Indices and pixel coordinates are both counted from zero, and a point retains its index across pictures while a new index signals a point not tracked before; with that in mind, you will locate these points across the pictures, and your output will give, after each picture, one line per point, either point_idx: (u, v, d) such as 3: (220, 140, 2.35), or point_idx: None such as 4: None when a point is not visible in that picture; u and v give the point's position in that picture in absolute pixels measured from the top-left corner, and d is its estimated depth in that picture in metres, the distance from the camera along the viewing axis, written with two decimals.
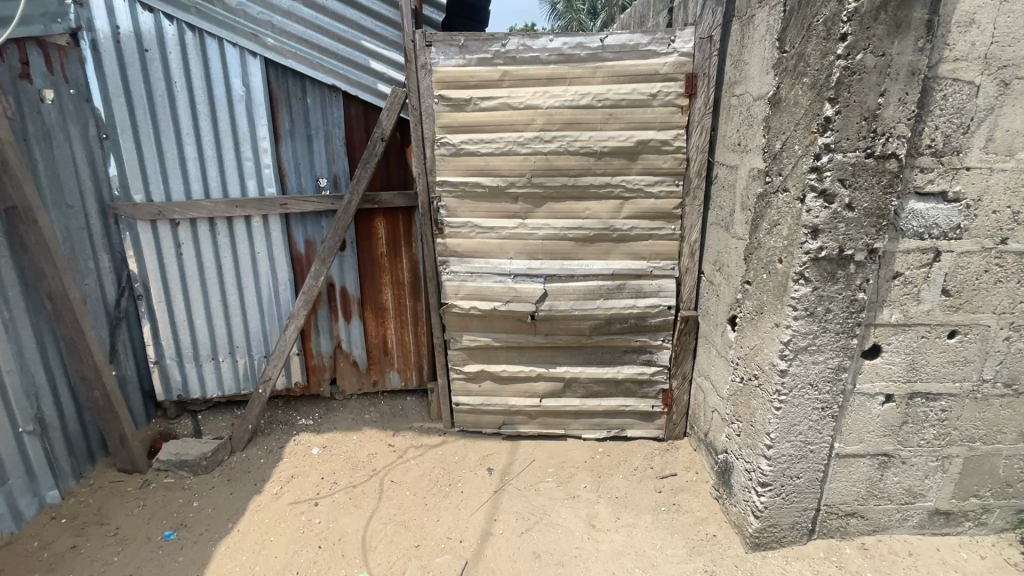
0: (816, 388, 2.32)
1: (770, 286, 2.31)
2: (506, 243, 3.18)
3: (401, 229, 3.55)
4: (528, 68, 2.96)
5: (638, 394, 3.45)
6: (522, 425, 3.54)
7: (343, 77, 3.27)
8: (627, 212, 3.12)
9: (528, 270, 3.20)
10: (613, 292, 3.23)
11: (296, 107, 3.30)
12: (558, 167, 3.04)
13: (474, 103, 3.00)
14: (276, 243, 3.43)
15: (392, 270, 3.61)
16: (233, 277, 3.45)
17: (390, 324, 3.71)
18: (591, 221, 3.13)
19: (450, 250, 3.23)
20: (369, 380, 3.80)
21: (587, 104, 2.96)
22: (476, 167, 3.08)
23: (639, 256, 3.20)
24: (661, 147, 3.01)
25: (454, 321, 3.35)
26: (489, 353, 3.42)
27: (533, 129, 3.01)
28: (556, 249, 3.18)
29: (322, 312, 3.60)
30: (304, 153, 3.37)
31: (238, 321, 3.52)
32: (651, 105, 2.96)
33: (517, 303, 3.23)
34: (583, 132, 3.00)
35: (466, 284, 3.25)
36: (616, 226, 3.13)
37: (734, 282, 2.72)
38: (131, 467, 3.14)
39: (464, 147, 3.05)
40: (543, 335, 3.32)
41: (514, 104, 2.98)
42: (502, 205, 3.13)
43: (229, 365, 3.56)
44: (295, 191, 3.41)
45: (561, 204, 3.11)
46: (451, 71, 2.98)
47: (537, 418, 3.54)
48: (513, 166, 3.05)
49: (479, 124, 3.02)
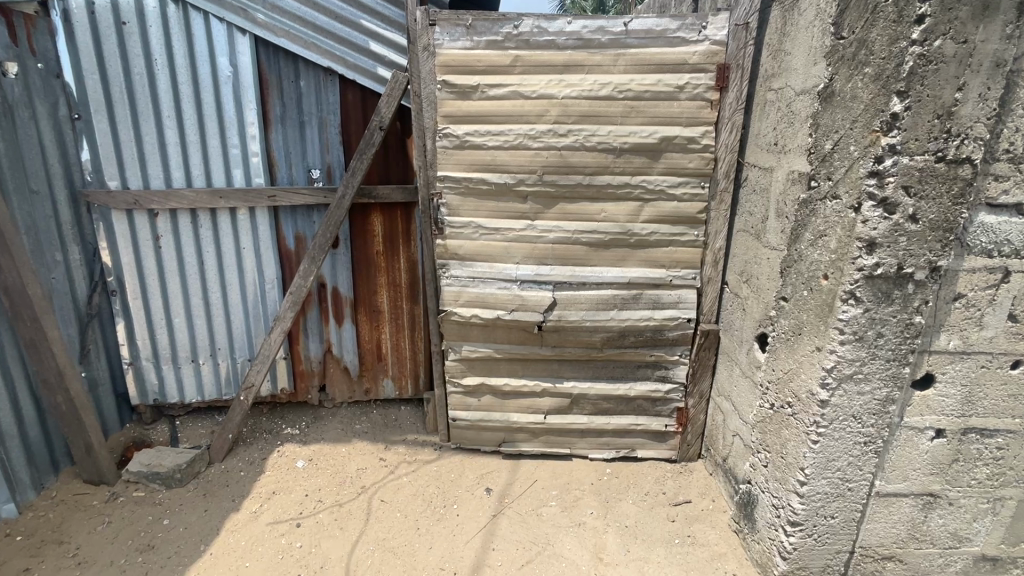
0: (860, 420, 2.06)
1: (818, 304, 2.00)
2: (512, 245, 2.95)
3: (399, 227, 3.29)
4: (543, 54, 2.70)
5: (651, 412, 3.24)
6: (524, 441, 3.33)
7: (340, 59, 2.99)
8: (646, 215, 2.85)
9: (535, 276, 2.97)
10: (628, 302, 2.98)
11: (288, 91, 3.04)
12: (572, 164, 2.79)
13: (482, 90, 2.76)
14: (264, 238, 3.17)
15: (389, 271, 3.35)
16: (216, 274, 3.18)
17: (384, 329, 3.45)
18: (607, 223, 2.87)
19: (452, 252, 3.01)
20: (360, 388, 3.53)
21: (607, 95, 2.69)
22: (482, 161, 2.84)
23: (656, 264, 2.94)
24: (687, 145, 2.72)
25: (453, 330, 3.14)
26: (490, 364, 3.21)
27: (546, 121, 2.75)
28: (568, 254, 2.94)
29: (312, 314, 3.32)
30: (296, 141, 3.10)
31: (221, 322, 3.25)
32: (678, 98, 2.67)
33: (522, 312, 3.00)
34: (601, 126, 2.73)
35: (468, 291, 3.03)
36: (634, 230, 2.86)
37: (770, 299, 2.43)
38: (97, 479, 2.88)
39: (470, 139, 2.81)
40: (550, 346, 3.10)
41: (527, 93, 2.72)
42: (510, 203, 2.89)
43: (210, 368, 3.29)
44: (285, 182, 3.15)
45: (574, 204, 2.86)
46: (457, 53, 2.73)
47: (539, 434, 3.32)
48: (523, 161, 2.81)
49: (487, 113, 2.78)
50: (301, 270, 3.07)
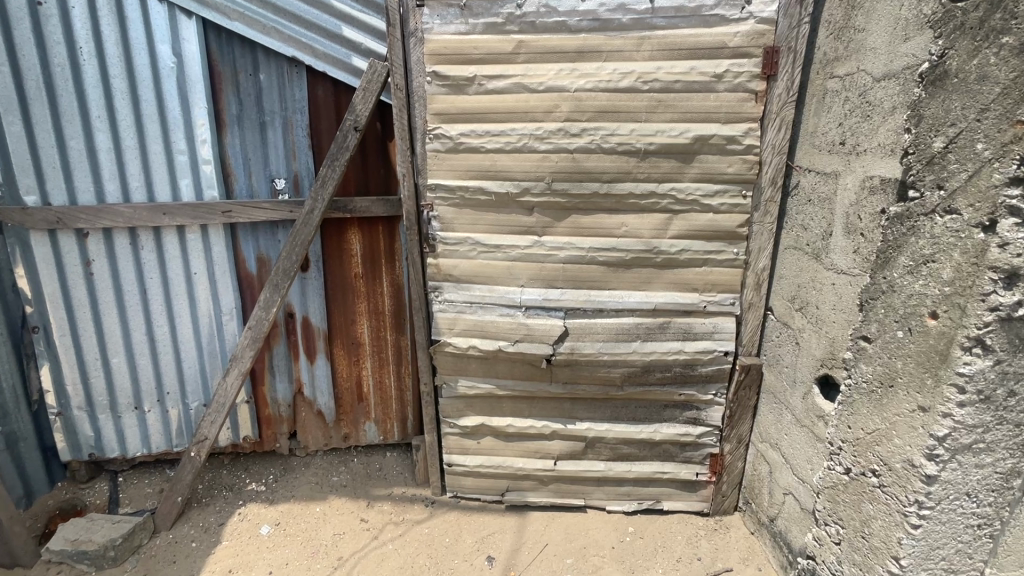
0: (975, 499, 1.59)
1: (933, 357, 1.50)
2: (517, 264, 2.48)
3: (382, 245, 2.79)
4: (552, 38, 2.23)
5: (678, 458, 2.75)
6: (533, 491, 2.84)
7: (307, 46, 2.50)
8: (676, 229, 2.38)
9: (543, 301, 2.49)
10: (654, 332, 2.50)
11: (245, 86, 2.54)
12: (587, 169, 2.32)
13: (479, 82, 2.31)
14: (220, 261, 2.66)
15: (370, 296, 2.85)
16: (162, 304, 2.67)
17: (365, 364, 2.94)
18: (629, 239, 2.40)
19: (445, 273, 2.56)
20: (338, 434, 3.02)
21: (628, 87, 2.23)
22: (481, 166, 2.39)
23: (689, 287, 2.47)
24: (725, 146, 2.25)
25: (448, 363, 2.66)
26: (491, 403, 2.73)
27: (555, 119, 2.29)
28: (582, 275, 2.46)
29: (279, 348, 2.82)
30: (256, 145, 2.60)
31: (168, 362, 2.72)
32: (715, 89, 2.20)
33: (528, 344, 2.53)
34: (622, 124, 2.26)
35: (465, 317, 2.58)
36: (660, 248, 2.39)
37: (844, 335, 1.95)
38: (10, 561, 2.34)
39: (465, 142, 2.37)
40: (560, 384, 2.62)
41: (532, 86, 2.27)
42: (514, 215, 2.44)
43: (157, 416, 2.77)
44: (244, 194, 2.65)
45: (590, 216, 2.39)
46: (449, 39, 2.28)
47: (548, 482, 2.83)
48: (528, 166, 2.35)
49: (486, 110, 2.33)
50: (260, 298, 2.56)
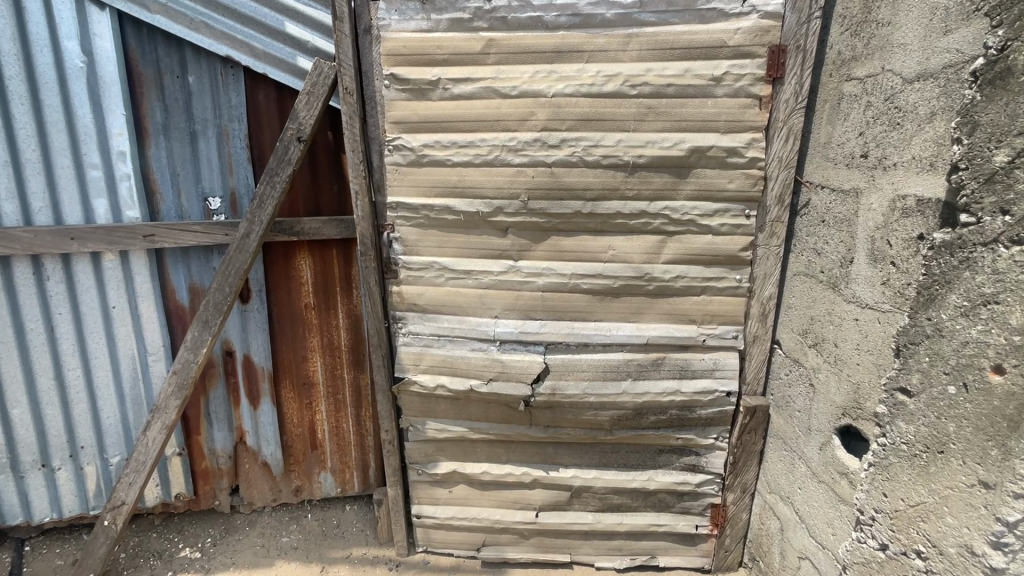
0: None
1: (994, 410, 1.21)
2: (490, 293, 2.15)
3: (336, 272, 2.45)
4: (526, 37, 1.93)
5: (675, 509, 2.42)
6: (511, 546, 2.49)
7: (243, 43, 2.16)
8: (670, 254, 2.05)
9: (520, 334, 2.15)
10: (647, 370, 2.15)
11: (171, 89, 2.18)
12: (568, 186, 2.00)
13: (443, 86, 2.00)
14: (144, 293, 2.29)
15: (323, 330, 2.50)
16: (73, 345, 2.26)
17: (319, 407, 2.57)
18: (615, 264, 2.06)
19: (409, 301, 2.23)
20: (288, 487, 2.64)
21: (615, 92, 1.91)
22: (447, 182, 2.08)
23: (685, 318, 2.13)
24: (725, 159, 1.95)
25: (414, 404, 2.31)
26: (465, 447, 2.37)
27: (531, 128, 1.97)
28: (563, 306, 2.12)
29: (217, 391, 2.44)
30: (185, 158, 2.24)
31: (82, 411, 2.32)
32: (714, 95, 1.90)
33: (504, 384, 2.18)
34: (608, 134, 1.94)
35: (432, 351, 2.22)
36: (652, 274, 2.06)
37: (873, 382, 1.65)
38: None
39: (429, 154, 2.06)
40: (542, 428, 2.27)
41: (504, 90, 1.96)
42: (485, 238, 2.12)
43: (69, 474, 2.36)
44: (172, 215, 2.28)
45: (572, 239, 2.06)
46: (409, 37, 1.98)
47: (530, 535, 2.48)
48: (500, 182, 2.04)
49: (452, 118, 2.02)
50: (187, 338, 2.18)
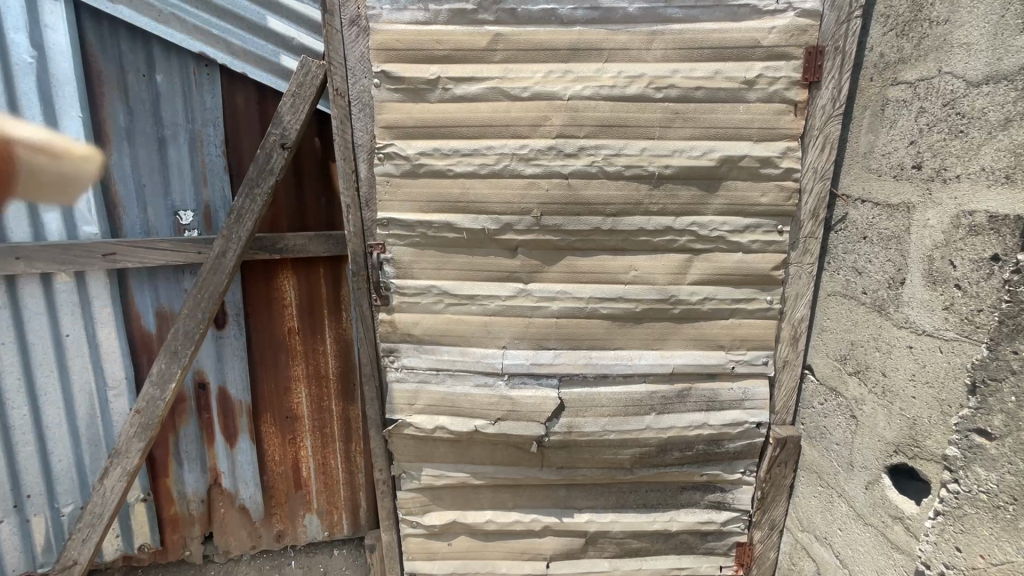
0: None
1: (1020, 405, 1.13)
2: (496, 319, 1.95)
3: (324, 293, 2.21)
4: (537, 32, 1.74)
5: (699, 551, 2.22)
6: None
7: (219, 39, 1.92)
8: (696, 273, 1.90)
9: (532, 366, 1.97)
10: (671, 403, 2.00)
11: (136, 89, 1.94)
12: (585, 200, 1.82)
13: (443, 86, 1.79)
14: (104, 319, 2.01)
15: (309, 358, 2.25)
16: (19, 380, 1.96)
17: (304, 443, 2.32)
18: (638, 285, 1.90)
19: (404, 330, 2.00)
20: (269, 532, 2.37)
21: (638, 95, 1.74)
22: (447, 196, 1.86)
23: (713, 343, 1.98)
24: (758, 170, 1.79)
25: (408, 449, 2.09)
26: (466, 493, 2.16)
27: (545, 134, 1.78)
28: (581, 332, 1.94)
29: (188, 429, 2.17)
30: (152, 166, 1.99)
31: (30, 455, 2.01)
32: (746, 99, 1.74)
33: (513, 423, 1.99)
34: (631, 142, 1.77)
35: (429, 388, 2.02)
36: (678, 297, 1.91)
37: (934, 418, 1.48)
38: None
39: (426, 163, 1.85)
40: (554, 470, 2.08)
41: (514, 92, 1.76)
42: (490, 257, 1.90)
43: (13, 529, 2.04)
44: (136, 231, 2.01)
45: (589, 258, 1.88)
46: (404, 29, 1.77)
47: None
48: (509, 196, 1.84)
49: (453, 122, 1.81)
50: (152, 370, 1.87)
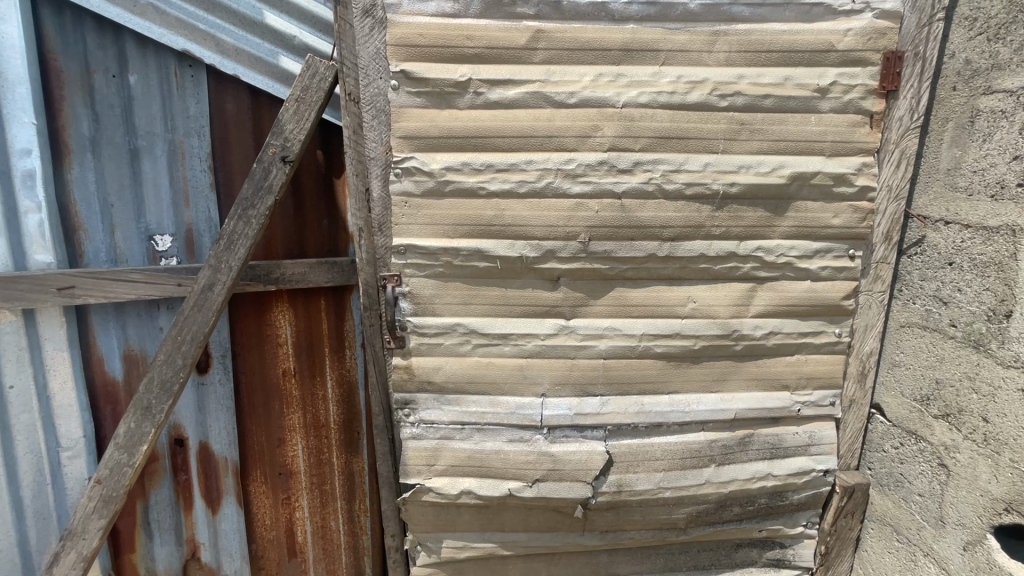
0: None
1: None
2: (533, 363, 1.75)
3: (326, 328, 1.91)
4: (585, 29, 1.57)
5: None
6: None
7: (206, 34, 1.64)
8: (761, 304, 1.75)
9: (575, 419, 1.78)
10: (733, 454, 1.83)
11: (105, 93, 1.63)
12: (642, 223, 1.67)
13: (474, 90, 1.59)
14: (58, 367, 1.65)
15: (307, 404, 1.94)
16: None
17: (301, 502, 1.99)
18: (697, 319, 1.76)
19: (424, 379, 1.77)
20: None
21: (699, 103, 1.61)
22: (480, 220, 1.66)
23: (777, 383, 1.82)
24: (831, 188, 1.65)
25: (425, 518, 1.84)
26: (492, 565, 1.92)
27: (595, 146, 1.62)
28: (632, 371, 1.78)
29: (161, 493, 1.82)
30: (123, 183, 1.67)
31: None
32: (818, 109, 1.61)
33: (555, 484, 1.78)
34: (692, 156, 1.64)
35: (452, 446, 1.78)
36: (741, 331, 1.77)
37: None
38: None
39: (454, 180, 1.63)
40: (599, 534, 1.89)
41: (558, 97, 1.59)
42: (529, 289, 1.71)
43: None
44: (103, 260, 1.68)
45: (641, 289, 1.74)
46: (430, 22, 1.55)
47: None
48: (553, 219, 1.66)
49: (485, 132, 1.61)
50: (117, 432, 1.53)
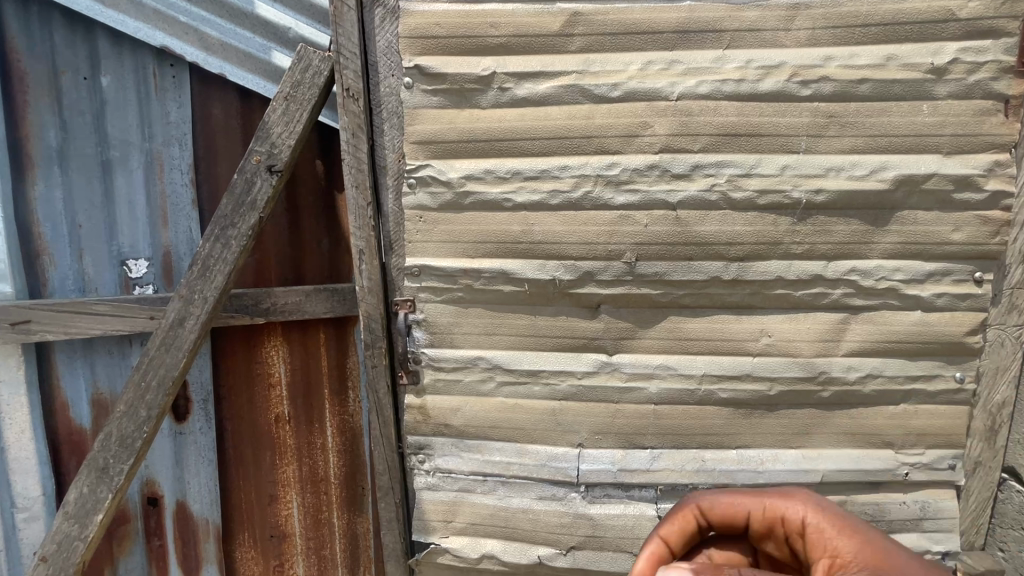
0: None
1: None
2: (568, 408, 1.43)
3: (325, 366, 1.63)
4: (632, 8, 1.28)
5: None
6: None
7: (189, 28, 1.43)
8: (855, 339, 1.39)
9: (619, 475, 1.44)
10: None
11: (74, 97, 1.42)
12: (702, 239, 1.33)
13: (499, 85, 1.31)
14: (14, 414, 1.42)
15: (303, 455, 1.65)
16: None
17: (296, 568, 1.69)
18: (773, 358, 1.41)
19: (441, 421, 1.46)
20: None
21: (776, 93, 1.29)
22: (504, 237, 1.36)
23: (878, 439, 1.44)
24: (950, 195, 1.30)
25: None
26: None
27: (645, 147, 1.31)
28: (690, 421, 1.43)
29: (132, 561, 1.57)
30: (92, 201, 1.45)
31: None
32: (931, 97, 1.27)
33: (595, 555, 1.44)
34: (767, 158, 1.31)
35: (472, 501, 1.46)
36: (830, 374, 1.41)
37: None
38: None
39: (474, 190, 1.35)
40: None
41: (598, 91, 1.30)
42: (563, 317, 1.39)
43: None
44: (69, 289, 1.46)
45: (702, 321, 1.39)
46: (448, 9, 1.29)
47: None
48: (592, 235, 1.35)
49: (511, 134, 1.33)
50: (66, 500, 1.27)
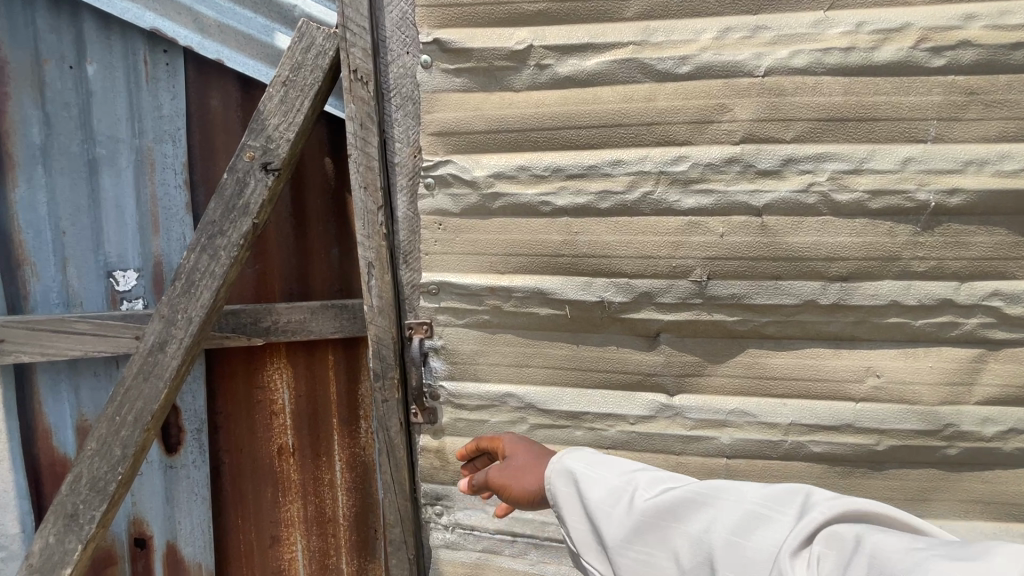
0: None
1: (776, 505, 0.66)
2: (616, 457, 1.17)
3: (332, 393, 1.43)
4: None
5: None
6: None
7: (183, 8, 1.24)
8: (999, 385, 1.06)
9: None
10: None
11: (59, 89, 1.26)
12: (794, 253, 1.05)
13: (536, 62, 1.06)
14: None
15: (307, 492, 1.45)
16: None
17: None
18: (883, 405, 1.10)
19: (463, 467, 1.23)
20: None
21: (898, 64, 0.98)
22: (540, 249, 1.12)
23: None
24: None
25: None
26: None
27: (720, 137, 1.04)
28: (771, 479, 1.14)
29: None
30: (77, 204, 1.29)
31: None
32: None
33: None
34: (884, 148, 1.01)
35: (499, 563, 1.24)
36: (961, 428, 1.08)
37: None
38: None
39: (505, 192, 1.11)
40: None
41: (661, 67, 1.03)
42: (612, 347, 1.13)
43: None
44: (51, 303, 1.30)
45: (791, 356, 1.10)
46: None
47: None
48: (650, 246, 1.08)
49: (551, 122, 1.08)
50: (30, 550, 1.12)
